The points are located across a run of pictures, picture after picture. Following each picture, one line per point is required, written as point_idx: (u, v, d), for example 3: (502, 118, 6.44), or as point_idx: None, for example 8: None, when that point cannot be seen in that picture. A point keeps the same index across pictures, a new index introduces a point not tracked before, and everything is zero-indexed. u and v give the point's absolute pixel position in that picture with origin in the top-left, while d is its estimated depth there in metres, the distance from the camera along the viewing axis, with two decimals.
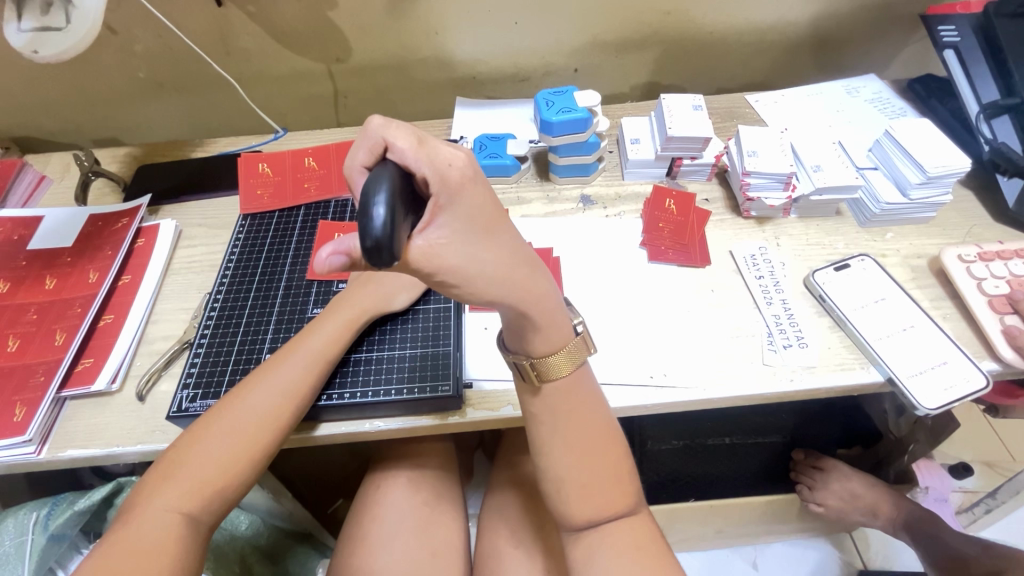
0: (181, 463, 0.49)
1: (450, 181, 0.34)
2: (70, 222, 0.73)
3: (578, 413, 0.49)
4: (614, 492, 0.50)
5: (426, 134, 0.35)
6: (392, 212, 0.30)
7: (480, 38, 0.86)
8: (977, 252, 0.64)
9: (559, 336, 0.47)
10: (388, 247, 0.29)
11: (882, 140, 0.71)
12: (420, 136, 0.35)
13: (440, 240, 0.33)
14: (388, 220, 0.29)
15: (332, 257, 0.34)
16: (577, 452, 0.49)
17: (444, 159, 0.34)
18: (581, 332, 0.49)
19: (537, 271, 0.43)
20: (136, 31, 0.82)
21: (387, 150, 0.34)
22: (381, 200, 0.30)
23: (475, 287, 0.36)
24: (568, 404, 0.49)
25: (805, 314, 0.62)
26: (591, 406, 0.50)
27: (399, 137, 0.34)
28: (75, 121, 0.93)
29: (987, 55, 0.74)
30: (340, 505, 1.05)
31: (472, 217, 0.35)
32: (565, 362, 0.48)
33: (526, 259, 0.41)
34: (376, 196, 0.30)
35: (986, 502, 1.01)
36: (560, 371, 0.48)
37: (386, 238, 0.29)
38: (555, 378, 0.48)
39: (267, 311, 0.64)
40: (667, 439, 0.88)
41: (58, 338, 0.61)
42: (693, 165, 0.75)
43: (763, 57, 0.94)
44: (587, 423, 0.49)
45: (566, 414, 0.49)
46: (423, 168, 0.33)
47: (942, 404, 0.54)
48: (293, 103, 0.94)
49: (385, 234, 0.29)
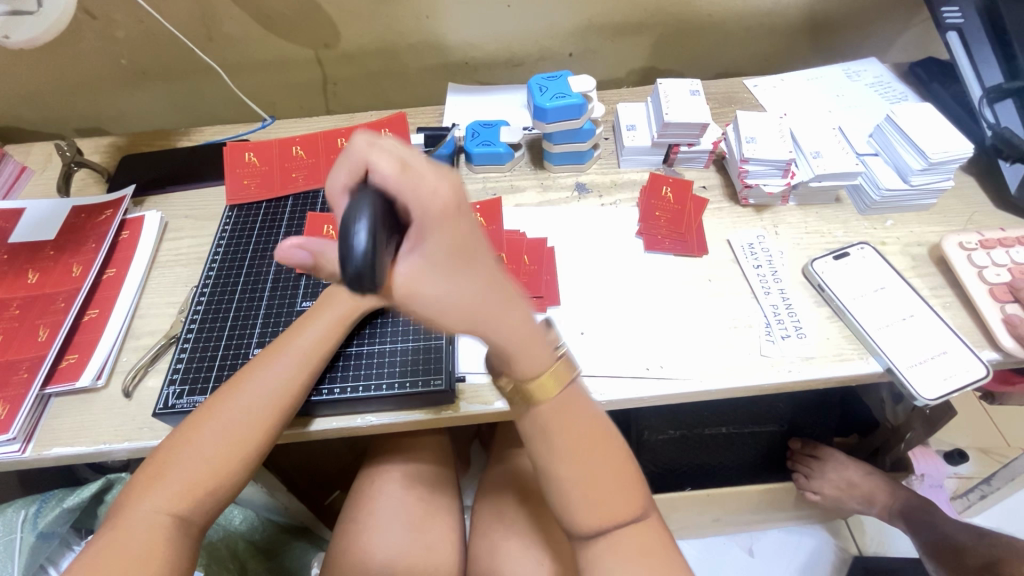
0: (171, 465, 0.48)
1: (435, 208, 0.32)
2: (53, 214, 0.71)
3: (572, 423, 0.47)
4: (623, 496, 0.49)
5: (411, 157, 0.33)
6: (373, 238, 0.29)
7: (471, 22, 0.83)
8: (978, 239, 0.63)
9: (539, 362, 0.44)
10: (369, 275, 0.29)
11: (883, 125, 0.69)
12: (403, 157, 0.33)
13: (424, 268, 0.32)
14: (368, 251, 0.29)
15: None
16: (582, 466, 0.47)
17: (427, 188, 0.32)
18: (564, 353, 0.47)
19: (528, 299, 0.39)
20: (116, 15, 0.80)
21: (371, 174, 0.33)
22: (363, 223, 0.29)
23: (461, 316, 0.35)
24: (562, 424, 0.47)
25: (804, 305, 0.61)
26: (585, 414, 0.48)
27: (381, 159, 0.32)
28: (58, 110, 0.91)
29: (991, 37, 0.71)
30: (336, 497, 1.05)
31: (449, 242, 0.32)
32: (549, 382, 0.46)
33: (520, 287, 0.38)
34: (357, 220, 0.29)
35: (981, 488, 1.00)
36: (545, 393, 0.46)
37: (366, 266, 0.29)
38: (543, 401, 0.46)
39: (255, 305, 0.62)
40: (665, 429, 0.85)
41: (41, 334, 0.60)
42: (690, 152, 0.73)
43: (761, 41, 0.92)
44: (585, 432, 0.48)
45: (562, 430, 0.47)
46: (406, 195, 0.32)
47: (942, 394, 0.53)
48: (281, 91, 0.92)
49: (365, 262, 0.29)
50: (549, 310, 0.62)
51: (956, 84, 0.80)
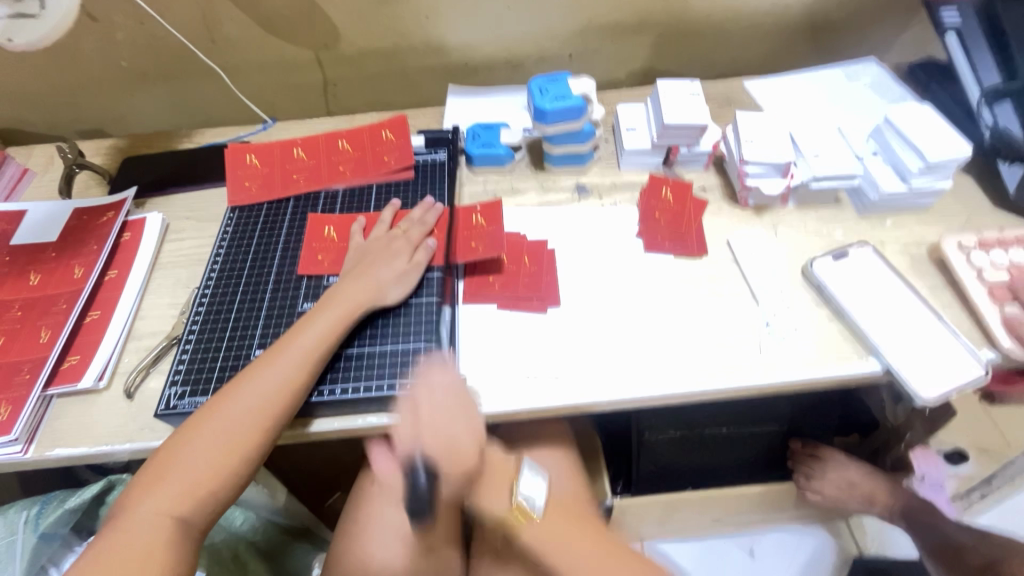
0: (172, 466, 0.48)
1: (451, 455, 0.53)
2: (54, 216, 0.72)
3: (552, 535, 0.60)
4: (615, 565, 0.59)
5: (447, 433, 0.53)
6: (425, 478, 0.53)
7: (471, 24, 0.84)
8: (977, 239, 0.63)
9: (502, 506, 0.61)
10: (425, 495, 0.52)
11: (882, 126, 0.70)
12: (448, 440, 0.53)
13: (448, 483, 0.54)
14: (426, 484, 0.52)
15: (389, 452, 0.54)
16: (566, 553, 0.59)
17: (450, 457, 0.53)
18: (518, 501, 0.61)
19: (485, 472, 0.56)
20: (117, 18, 0.80)
21: (419, 454, 0.53)
22: (421, 472, 0.53)
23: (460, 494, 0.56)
24: (536, 529, 0.61)
25: (803, 305, 0.61)
26: (560, 529, 0.61)
27: (429, 411, 0.54)
28: (59, 113, 0.91)
29: (988, 39, 0.72)
30: (337, 499, 1.06)
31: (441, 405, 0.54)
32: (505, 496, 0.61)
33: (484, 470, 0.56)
34: (417, 472, 0.53)
35: (982, 488, 1.04)
36: (517, 522, 0.60)
37: (423, 492, 0.52)
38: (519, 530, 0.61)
39: (256, 306, 0.63)
40: (666, 430, 0.84)
41: (43, 336, 0.60)
42: (690, 153, 0.74)
43: (760, 42, 0.92)
44: (563, 527, 0.61)
45: (549, 544, 0.60)
46: (436, 449, 0.53)
47: (941, 394, 0.53)
48: (282, 93, 0.92)
49: (422, 486, 0.52)
50: (549, 310, 0.62)
51: (955, 85, 0.80)
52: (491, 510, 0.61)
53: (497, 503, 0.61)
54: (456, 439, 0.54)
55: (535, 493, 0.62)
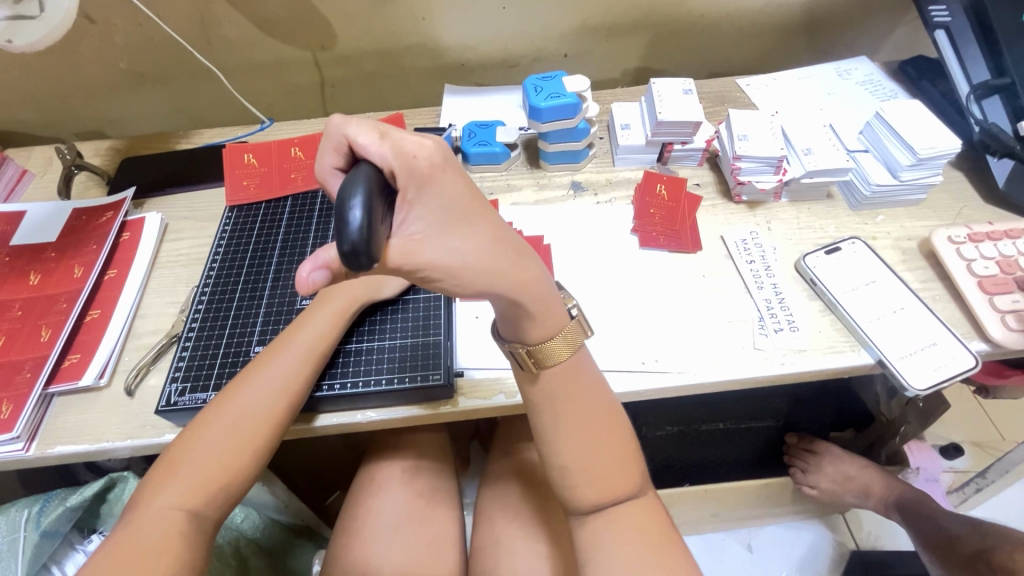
0: (181, 463, 0.49)
1: (412, 165, 0.34)
2: (54, 217, 0.72)
3: (579, 406, 0.49)
4: (617, 475, 0.50)
5: (379, 133, 0.34)
6: (368, 214, 0.30)
7: (466, 23, 0.84)
8: (967, 233, 0.64)
9: (559, 318, 0.47)
10: (365, 251, 0.30)
11: (872, 122, 0.71)
12: (382, 128, 0.35)
13: (415, 235, 0.34)
14: (364, 227, 0.30)
15: (314, 268, 0.36)
16: (579, 417, 0.49)
17: (403, 151, 0.34)
18: (576, 316, 0.49)
19: (526, 258, 0.42)
20: (115, 20, 0.81)
21: (353, 180, 0.32)
22: (357, 202, 0.31)
23: (462, 279, 0.36)
24: (567, 391, 0.49)
25: (796, 298, 0.62)
26: (589, 394, 0.50)
27: (363, 133, 0.35)
28: (57, 115, 0.91)
29: (978, 34, 0.73)
30: (336, 498, 1.05)
31: (448, 205, 0.35)
32: (561, 347, 0.48)
33: (511, 246, 0.40)
34: (352, 199, 0.31)
35: (977, 481, 0.99)
36: (558, 357, 0.48)
37: (362, 242, 0.30)
38: (555, 363, 0.48)
39: (255, 303, 0.63)
40: (662, 426, 0.90)
41: (43, 334, 0.60)
42: (684, 150, 0.74)
43: (754, 40, 0.93)
44: (592, 409, 0.50)
45: (568, 405, 0.49)
46: (373, 148, 0.34)
47: (932, 384, 0.54)
48: (279, 94, 0.93)
49: (361, 238, 0.30)
50: None
51: (946, 81, 0.81)
52: (525, 337, 0.47)
53: (535, 333, 0.47)
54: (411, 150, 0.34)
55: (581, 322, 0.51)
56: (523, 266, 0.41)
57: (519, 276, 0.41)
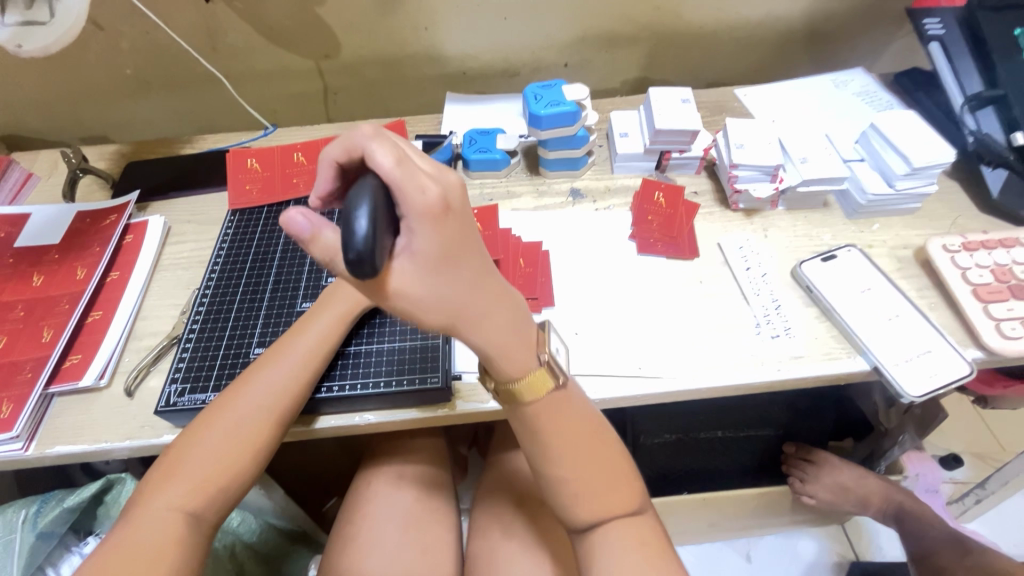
0: (184, 461, 0.49)
1: (413, 200, 0.33)
2: (58, 219, 0.73)
3: (567, 434, 0.48)
4: (616, 491, 0.50)
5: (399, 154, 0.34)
6: (373, 224, 0.31)
7: (469, 33, 0.86)
8: (961, 241, 0.64)
9: (528, 364, 0.45)
10: (369, 259, 0.31)
11: (868, 132, 0.71)
12: (401, 152, 0.34)
13: (409, 269, 0.34)
14: (369, 236, 0.31)
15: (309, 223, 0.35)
16: (571, 442, 0.48)
17: (418, 183, 0.33)
18: (547, 362, 0.46)
19: (496, 304, 0.40)
20: (122, 27, 0.82)
21: (361, 193, 0.32)
22: (363, 212, 0.31)
23: (443, 319, 0.37)
24: (553, 423, 0.48)
25: (792, 305, 0.63)
26: (581, 418, 0.49)
27: (381, 152, 0.34)
28: (63, 119, 0.93)
29: (971, 47, 0.74)
30: (333, 504, 1.06)
31: (444, 247, 0.34)
32: (530, 387, 0.46)
33: (488, 290, 0.38)
34: (358, 208, 0.31)
35: (976, 493, 0.98)
36: (528, 395, 0.46)
37: (366, 250, 0.31)
38: (532, 400, 0.47)
39: (255, 306, 0.64)
40: (660, 433, 0.86)
41: (45, 335, 0.61)
42: (681, 158, 0.75)
43: (752, 52, 0.94)
44: (582, 435, 0.49)
45: (554, 432, 0.48)
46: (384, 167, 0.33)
47: (928, 391, 0.54)
48: (283, 101, 0.94)
49: (366, 247, 0.31)
50: (544, 310, 0.63)
51: (940, 93, 0.82)
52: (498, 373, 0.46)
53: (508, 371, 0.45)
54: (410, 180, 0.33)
55: (558, 362, 0.48)
56: (489, 315, 0.40)
57: (479, 325, 0.40)
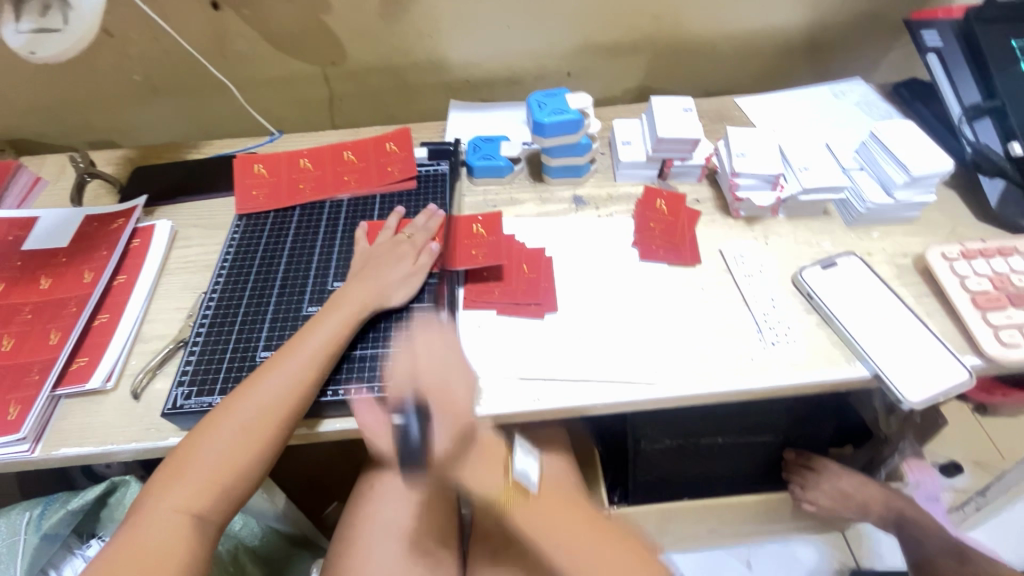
0: (191, 463, 0.50)
1: (450, 412, 0.55)
2: (66, 223, 0.74)
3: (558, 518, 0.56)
4: (626, 560, 0.53)
5: (440, 384, 0.55)
6: (418, 429, 0.51)
7: (473, 41, 0.87)
8: (959, 250, 0.65)
9: (495, 482, 0.57)
10: (417, 450, 0.50)
11: (867, 141, 0.72)
12: (435, 400, 0.54)
13: (442, 443, 0.53)
14: (419, 440, 0.51)
15: (380, 424, 0.56)
16: (557, 527, 0.56)
17: (451, 404, 0.55)
18: (518, 477, 0.58)
19: (482, 449, 0.57)
20: (131, 34, 0.83)
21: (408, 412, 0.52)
22: (413, 422, 0.51)
23: (458, 474, 0.55)
24: (541, 519, 0.56)
25: (793, 312, 0.63)
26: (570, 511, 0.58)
27: (422, 376, 0.55)
28: (71, 124, 0.94)
29: (969, 59, 0.75)
30: (334, 509, 1.04)
31: (467, 461, 0.55)
32: (506, 495, 0.57)
33: (485, 448, 0.57)
34: (410, 420, 0.51)
35: (976, 500, 1.00)
36: (508, 503, 0.57)
37: (416, 442, 0.50)
38: (513, 509, 0.57)
39: (262, 310, 0.64)
40: (661, 439, 0.85)
41: (52, 337, 0.61)
42: (683, 166, 0.76)
43: (752, 61, 0.96)
44: (576, 517, 0.57)
45: (548, 522, 0.56)
46: (430, 388, 0.54)
47: (927, 398, 0.55)
48: (288, 107, 0.95)
49: (416, 443, 0.50)
50: (547, 316, 0.64)
51: (938, 103, 0.83)
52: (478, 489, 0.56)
53: (489, 480, 0.56)
54: (449, 387, 0.56)
55: (529, 475, 0.59)
56: (475, 467, 0.56)
57: (471, 474, 0.55)
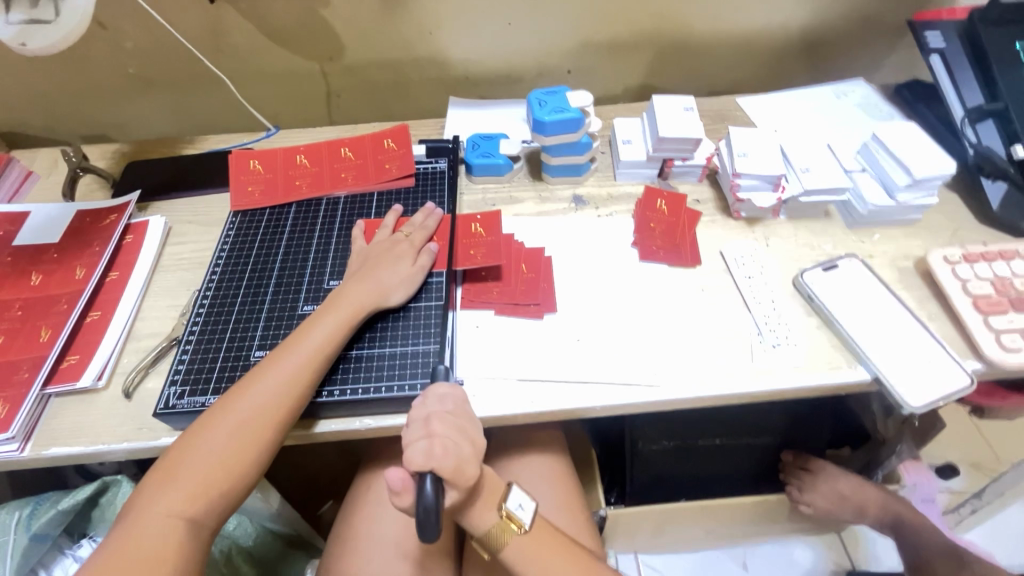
0: (185, 464, 0.49)
1: (461, 475, 0.47)
2: (58, 218, 0.72)
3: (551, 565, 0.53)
4: None
5: (459, 449, 0.47)
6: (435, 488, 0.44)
7: (473, 38, 0.86)
8: (962, 253, 0.65)
9: (489, 519, 0.52)
10: (433, 515, 0.43)
11: (870, 143, 0.72)
12: (456, 462, 0.47)
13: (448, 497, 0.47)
14: (435, 498, 0.44)
15: (402, 480, 0.45)
16: (547, 573, 0.52)
17: (467, 465, 0.48)
18: (507, 512, 0.53)
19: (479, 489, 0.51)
20: (126, 26, 0.82)
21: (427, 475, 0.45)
22: (429, 481, 0.44)
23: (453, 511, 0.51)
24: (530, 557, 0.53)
25: (794, 314, 0.63)
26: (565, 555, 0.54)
27: (442, 426, 0.48)
28: (64, 118, 0.92)
29: (972, 61, 0.75)
30: (329, 508, 1.05)
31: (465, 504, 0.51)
32: (500, 531, 0.52)
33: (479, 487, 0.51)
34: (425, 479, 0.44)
35: (973, 502, 0.99)
36: (502, 536, 0.53)
37: (433, 504, 0.43)
38: (502, 546, 0.53)
39: (256, 308, 0.63)
40: (659, 440, 0.84)
41: (43, 335, 0.60)
42: (684, 166, 0.76)
43: (754, 61, 0.95)
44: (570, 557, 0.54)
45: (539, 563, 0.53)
46: (446, 438, 0.47)
47: (929, 401, 0.55)
48: (285, 103, 0.94)
49: (433, 505, 0.43)
50: (546, 316, 0.63)
51: (940, 105, 0.83)
52: (475, 527, 0.53)
53: (484, 517, 0.52)
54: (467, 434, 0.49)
55: (527, 507, 0.54)
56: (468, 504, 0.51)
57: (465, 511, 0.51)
